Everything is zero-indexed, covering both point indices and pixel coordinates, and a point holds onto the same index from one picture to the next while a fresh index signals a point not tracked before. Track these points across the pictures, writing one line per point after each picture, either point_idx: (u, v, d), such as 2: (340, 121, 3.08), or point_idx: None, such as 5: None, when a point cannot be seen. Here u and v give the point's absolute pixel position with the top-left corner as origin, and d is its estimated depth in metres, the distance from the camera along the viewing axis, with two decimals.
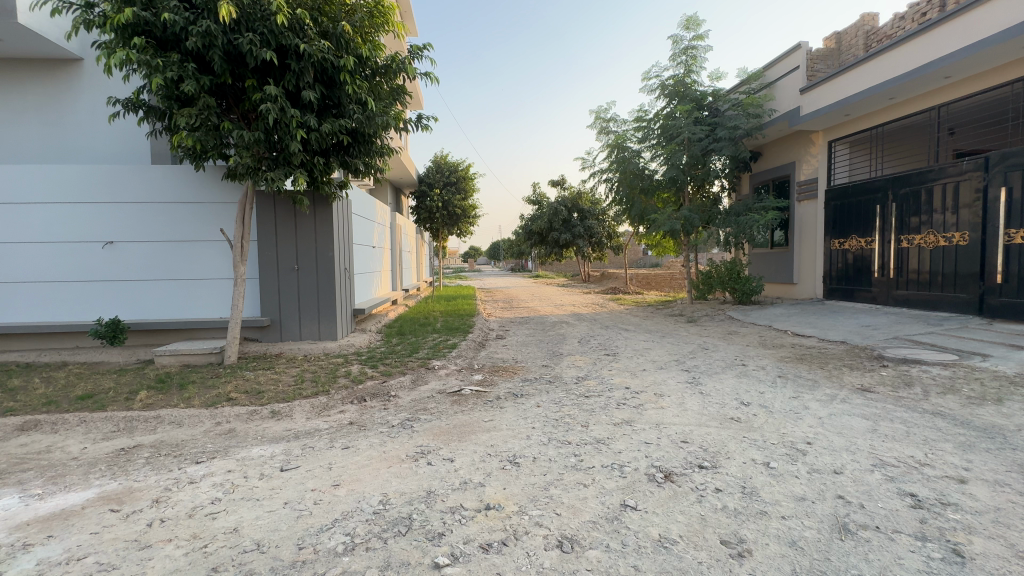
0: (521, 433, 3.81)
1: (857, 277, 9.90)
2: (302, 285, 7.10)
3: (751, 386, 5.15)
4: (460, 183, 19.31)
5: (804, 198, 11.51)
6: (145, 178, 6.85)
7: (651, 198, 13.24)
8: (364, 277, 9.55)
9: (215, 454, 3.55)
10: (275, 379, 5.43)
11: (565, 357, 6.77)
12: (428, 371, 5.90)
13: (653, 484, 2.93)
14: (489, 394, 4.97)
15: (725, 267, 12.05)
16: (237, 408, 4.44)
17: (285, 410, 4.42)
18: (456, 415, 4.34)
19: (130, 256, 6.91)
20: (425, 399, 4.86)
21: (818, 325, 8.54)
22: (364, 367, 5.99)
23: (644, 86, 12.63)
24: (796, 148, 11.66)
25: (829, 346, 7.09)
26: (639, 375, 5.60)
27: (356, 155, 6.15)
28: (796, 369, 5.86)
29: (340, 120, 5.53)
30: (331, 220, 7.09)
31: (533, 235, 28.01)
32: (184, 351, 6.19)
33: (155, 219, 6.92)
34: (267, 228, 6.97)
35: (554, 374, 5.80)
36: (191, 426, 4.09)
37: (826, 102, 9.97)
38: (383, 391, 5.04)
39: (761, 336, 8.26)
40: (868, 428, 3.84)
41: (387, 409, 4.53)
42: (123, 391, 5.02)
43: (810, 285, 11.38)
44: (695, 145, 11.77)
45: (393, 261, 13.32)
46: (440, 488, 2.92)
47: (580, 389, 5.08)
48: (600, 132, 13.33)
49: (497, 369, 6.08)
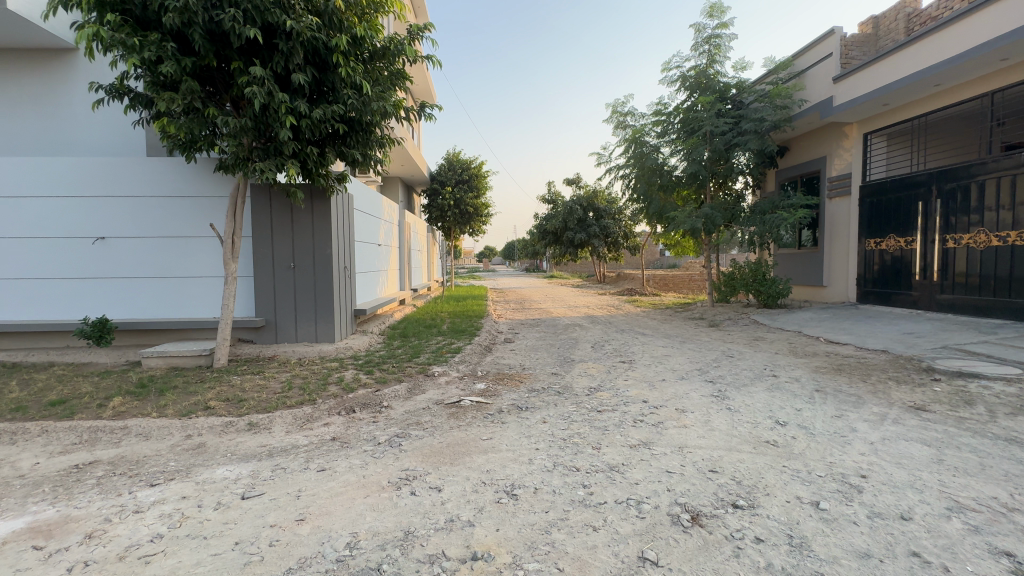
0: (522, 456, 3.32)
1: (896, 279, 9.17)
2: (299, 284, 6.72)
3: (786, 401, 4.56)
4: (472, 182, 18.88)
5: (836, 195, 10.76)
6: (139, 170, 6.55)
7: (670, 195, 12.63)
8: (369, 276, 9.19)
9: (174, 475, 3.13)
10: (261, 386, 5.02)
11: (576, 364, 6.24)
12: (427, 378, 5.43)
13: (678, 529, 2.41)
14: (490, 406, 4.48)
15: (749, 268, 11.34)
16: (212, 419, 4.03)
17: (263, 423, 4.00)
18: (450, 431, 3.86)
19: (123, 252, 6.62)
20: (419, 411, 4.38)
21: (854, 332, 7.85)
22: (358, 372, 5.56)
23: (663, 78, 12.08)
24: (828, 142, 10.91)
25: (869, 355, 6.44)
26: (657, 387, 5.06)
27: (354, 145, 5.76)
28: (835, 382, 5.25)
29: (333, 106, 5.11)
30: (329, 215, 6.69)
31: (547, 235, 27.47)
32: (172, 353, 5.86)
33: (147, 214, 6.61)
34: (262, 224, 6.60)
35: (564, 384, 5.28)
36: (157, 440, 3.69)
37: (862, 91, 9.26)
38: (375, 401, 4.60)
39: (790, 343, 7.61)
40: (931, 458, 3.25)
41: (376, 423, 4.09)
42: (97, 397, 4.66)
43: (842, 288, 10.62)
44: (718, 138, 11.19)
45: (402, 260, 12.96)
46: (421, 528, 2.45)
47: (592, 402, 4.56)
48: (617, 127, 12.73)
49: (502, 377, 5.59)
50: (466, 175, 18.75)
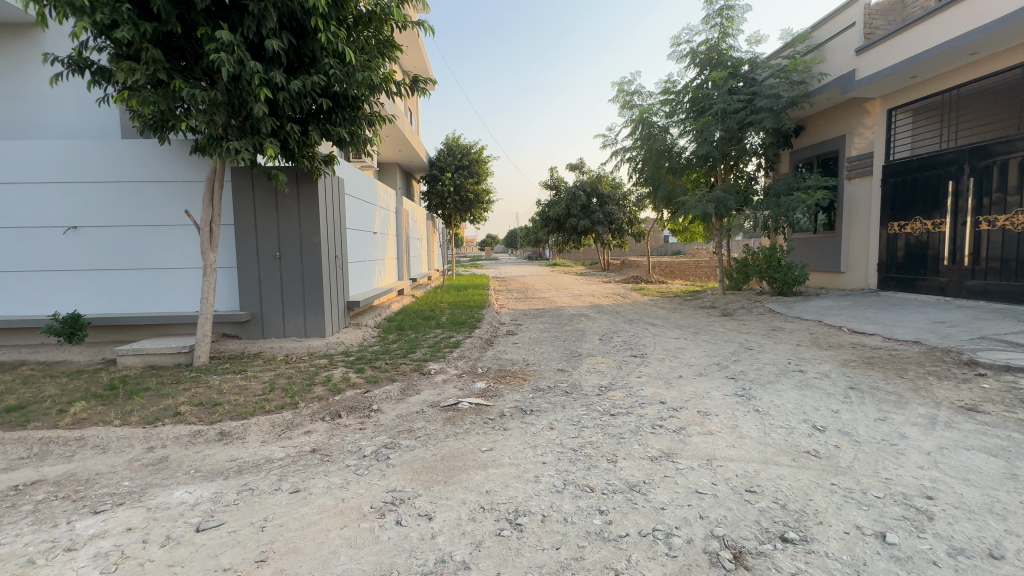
0: (527, 473, 2.87)
1: (920, 264, 8.66)
2: (285, 275, 6.27)
3: (820, 402, 4.10)
4: (472, 167, 18.25)
5: (855, 176, 10.20)
6: (113, 153, 6.09)
7: (679, 178, 12.05)
8: (363, 266, 8.74)
9: (123, 499, 2.69)
10: (240, 388, 4.58)
11: (584, 359, 5.79)
12: (423, 377, 4.98)
13: (719, 574, 1.97)
14: (491, 410, 4.03)
15: (763, 254, 10.81)
16: (180, 428, 3.60)
17: (236, 431, 3.55)
18: (445, 441, 3.41)
19: (97, 242, 6.17)
20: (411, 416, 3.93)
21: (879, 321, 7.35)
22: (348, 371, 5.12)
23: (671, 53, 11.47)
24: (848, 119, 10.33)
25: (900, 347, 5.97)
26: (674, 385, 4.60)
27: (340, 122, 5.27)
28: (870, 379, 4.77)
29: (313, 77, 4.60)
30: (317, 200, 6.21)
31: (550, 222, 26.87)
32: (148, 350, 5.44)
33: (123, 201, 6.15)
34: (244, 210, 6.13)
35: (571, 382, 4.83)
36: (115, 454, 3.26)
37: (887, 63, 8.65)
38: (363, 405, 4.16)
39: (812, 333, 7.12)
40: (1003, 472, 2.79)
41: (363, 431, 3.65)
42: (59, 402, 4.24)
43: (861, 274, 10.10)
44: (730, 117, 10.62)
45: (400, 249, 12.49)
46: (405, 572, 2.02)
47: (604, 404, 4.10)
48: (623, 107, 12.11)
49: (504, 375, 5.13)
50: (467, 161, 18.13)
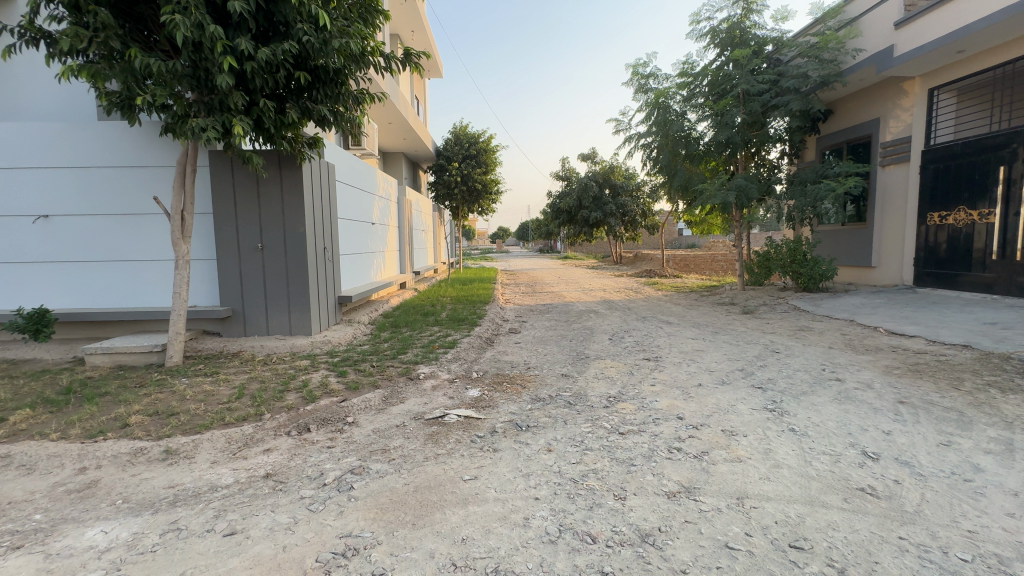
0: (515, 514, 2.34)
1: (964, 258, 7.90)
2: (268, 268, 5.80)
3: (866, 420, 3.50)
4: (480, 157, 17.65)
5: (889, 162, 9.42)
6: (85, 137, 5.65)
7: (697, 166, 11.32)
8: (360, 258, 8.28)
9: (25, 540, 2.22)
10: (206, 394, 4.10)
11: (592, 362, 5.22)
12: (410, 383, 4.46)
13: None
14: (482, 425, 3.49)
15: (787, 247, 10.08)
16: (122, 444, 3.13)
17: (185, 449, 3.07)
18: (422, 466, 2.89)
19: (69, 232, 5.76)
20: (389, 432, 3.42)
21: (921, 321, 6.66)
22: (328, 374, 4.63)
23: (690, 32, 10.72)
24: (883, 101, 9.54)
25: (948, 352, 5.32)
26: (694, 396, 4.02)
27: (320, 98, 4.75)
28: (920, 391, 4.14)
29: (284, 44, 4.08)
30: (301, 186, 5.72)
31: (561, 214, 26.19)
32: (118, 349, 5.05)
33: (96, 188, 5.72)
34: (223, 198, 5.65)
35: (576, 391, 4.27)
36: (39, 476, 2.80)
37: (931, 37, 7.85)
38: (337, 416, 3.66)
39: (845, 335, 6.47)
40: None
41: (330, 450, 3.16)
42: (3, 408, 3.80)
43: (895, 269, 9.35)
44: (754, 100, 9.92)
45: (403, 241, 11.97)
46: None
47: (613, 420, 3.53)
48: (637, 90, 11.40)
49: (501, 381, 4.59)
50: (474, 150, 17.53)
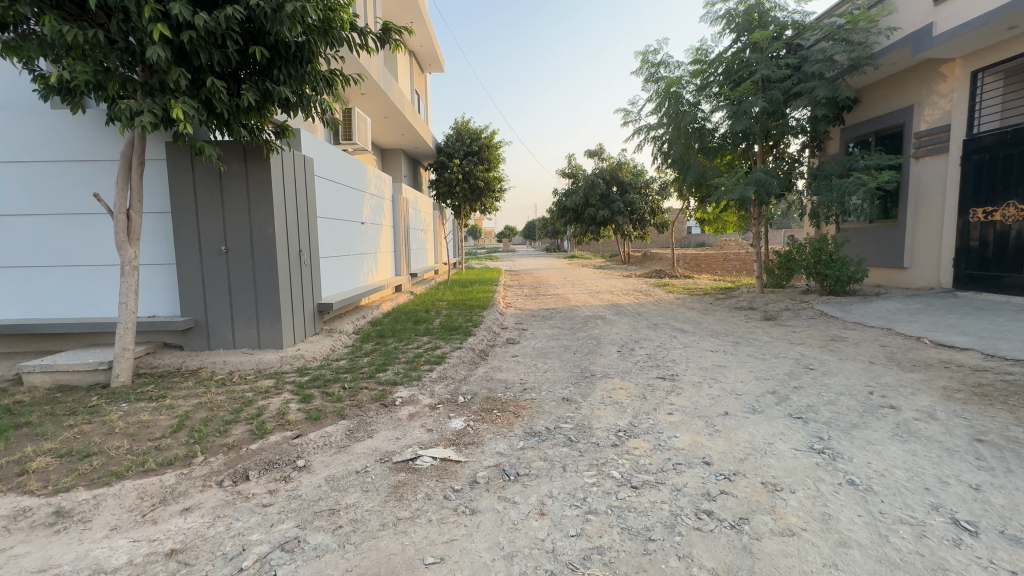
0: None
1: (1014, 258, 7.09)
2: (233, 273, 5.17)
3: (945, 468, 2.78)
4: (482, 153, 16.92)
5: (924, 154, 8.62)
6: (31, 127, 5.06)
7: (712, 159, 10.56)
8: (347, 261, 7.65)
9: None
10: (140, 426, 3.45)
11: (598, 383, 4.51)
12: (383, 411, 3.79)
13: None
14: (460, 474, 2.81)
15: (811, 247, 9.27)
16: (4, 503, 2.47)
17: (82, 511, 2.42)
18: (375, 538, 2.22)
19: (13, 234, 5.15)
20: (345, 482, 2.75)
21: (972, 331, 5.87)
22: (289, 399, 3.97)
23: (703, 16, 9.96)
24: (917, 86, 8.74)
25: (1014, 370, 4.55)
26: (722, 432, 3.31)
27: (281, 76, 4.10)
28: (998, 424, 3.40)
29: (229, 9, 3.43)
30: (269, 181, 5.09)
31: (567, 212, 25.44)
32: (58, 368, 4.43)
33: (44, 183, 5.11)
34: (182, 195, 5.02)
35: (579, 422, 3.56)
36: None
37: (976, 13, 7.06)
38: (287, 459, 3.00)
39: (886, 347, 5.70)
40: None
41: (265, 509, 2.49)
42: None
43: (931, 270, 8.54)
44: (775, 88, 9.10)
45: (398, 241, 11.33)
46: None
47: (624, 467, 2.84)
48: (647, 80, 10.66)
49: (491, 408, 3.90)
50: (476, 147, 16.78)
